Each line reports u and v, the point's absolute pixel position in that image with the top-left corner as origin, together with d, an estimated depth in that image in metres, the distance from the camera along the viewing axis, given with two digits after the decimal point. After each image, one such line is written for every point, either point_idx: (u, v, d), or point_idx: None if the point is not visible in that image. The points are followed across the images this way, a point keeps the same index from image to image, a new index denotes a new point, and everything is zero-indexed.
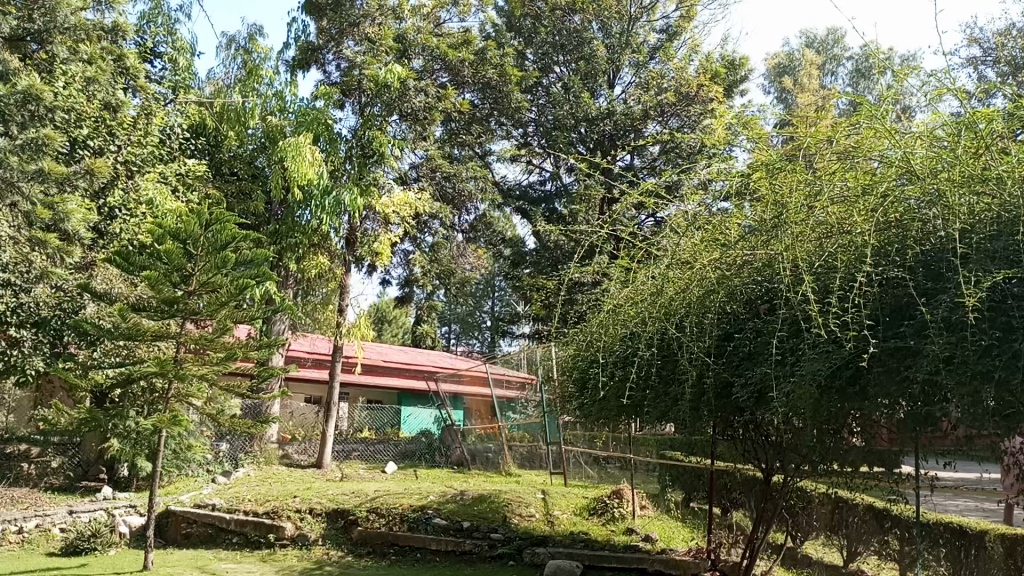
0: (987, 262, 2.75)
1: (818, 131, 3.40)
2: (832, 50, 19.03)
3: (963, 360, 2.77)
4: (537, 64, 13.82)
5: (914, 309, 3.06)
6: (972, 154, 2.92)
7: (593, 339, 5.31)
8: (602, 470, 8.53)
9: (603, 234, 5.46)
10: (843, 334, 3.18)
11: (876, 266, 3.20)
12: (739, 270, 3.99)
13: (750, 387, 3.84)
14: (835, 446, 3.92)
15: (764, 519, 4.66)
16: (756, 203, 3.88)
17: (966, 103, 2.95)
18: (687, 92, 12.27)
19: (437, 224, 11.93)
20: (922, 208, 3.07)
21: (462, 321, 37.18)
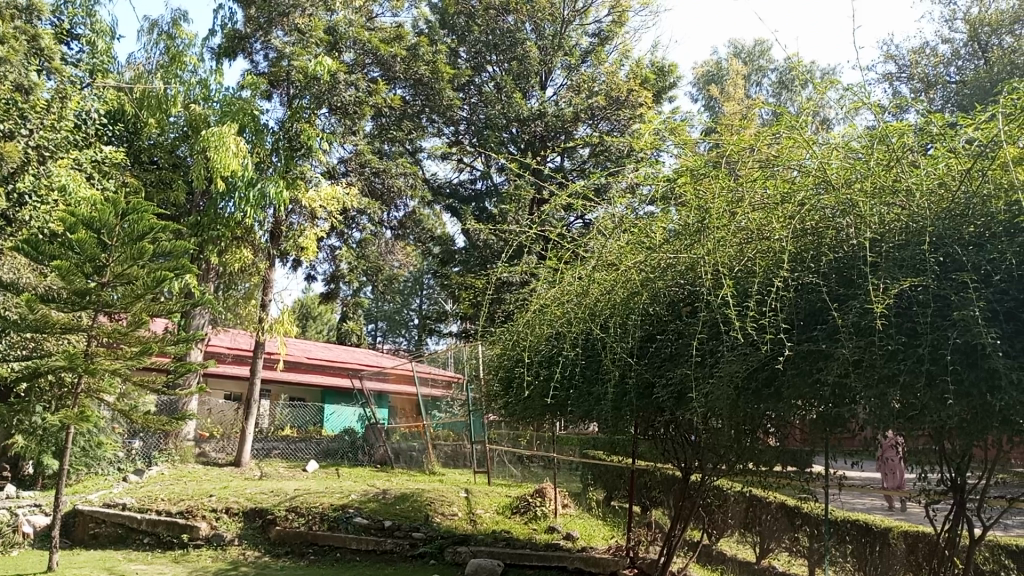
0: (895, 270, 2.86)
1: (741, 139, 3.50)
2: (757, 61, 19.59)
3: (870, 363, 2.87)
4: (470, 63, 13.72)
5: (826, 314, 3.17)
6: (884, 166, 3.05)
7: (519, 339, 5.34)
8: (526, 469, 8.59)
9: (531, 234, 5.49)
10: (760, 337, 3.28)
11: (792, 272, 3.31)
12: (662, 273, 4.06)
13: (670, 387, 3.91)
14: (751, 445, 4.03)
15: (681, 517, 4.75)
16: (681, 207, 3.97)
17: (880, 116, 3.09)
18: (617, 96, 12.51)
19: (365, 220, 11.85)
20: (838, 217, 3.19)
21: (390, 319, 36.88)
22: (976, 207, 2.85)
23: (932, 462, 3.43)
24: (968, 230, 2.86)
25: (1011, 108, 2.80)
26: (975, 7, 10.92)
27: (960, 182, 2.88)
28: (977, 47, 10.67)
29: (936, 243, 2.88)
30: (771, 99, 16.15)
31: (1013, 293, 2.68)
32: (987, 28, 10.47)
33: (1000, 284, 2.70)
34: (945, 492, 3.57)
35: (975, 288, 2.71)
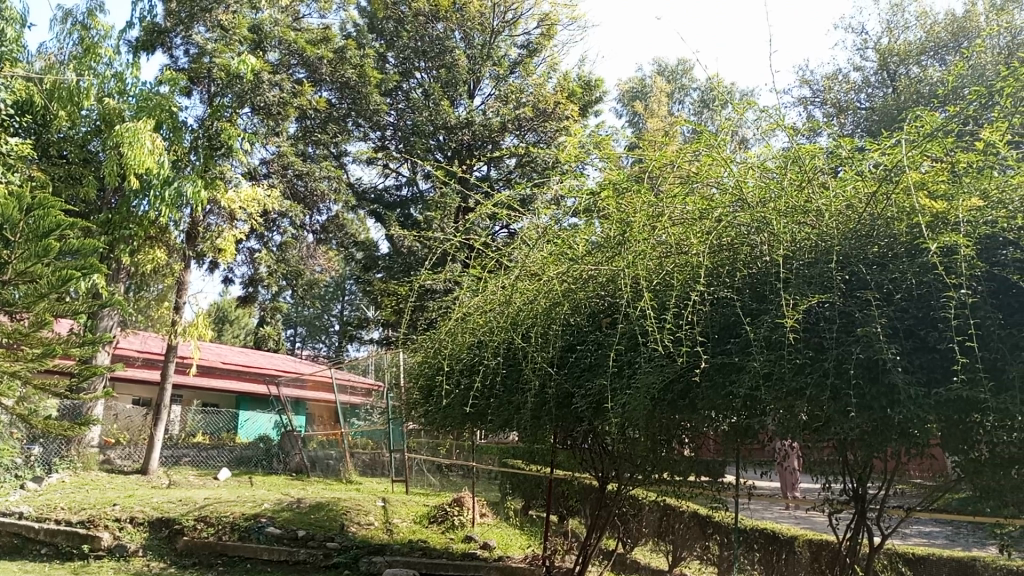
0: (804, 286, 2.97)
1: (662, 154, 3.56)
2: (680, 80, 20.10)
3: (780, 376, 2.97)
4: (398, 68, 13.61)
5: (740, 328, 3.26)
6: (796, 187, 3.17)
7: (440, 347, 5.31)
8: (444, 478, 8.58)
9: (456, 242, 5.48)
10: (676, 349, 3.35)
11: (708, 286, 3.40)
12: (584, 284, 4.12)
13: (589, 398, 3.96)
14: (667, 455, 4.11)
15: (597, 526, 4.81)
16: (603, 220, 4.03)
17: (793, 138, 3.20)
18: (544, 108, 12.61)
19: (286, 223, 11.67)
20: (752, 233, 3.29)
21: (309, 324, 36.24)
22: (880, 228, 2.99)
23: (836, 473, 3.57)
24: (872, 251, 2.99)
25: (914, 135, 2.94)
26: (884, 37, 11.41)
27: (866, 204, 3.01)
28: (886, 76, 11.13)
29: (842, 261, 3.01)
30: (693, 117, 16.55)
31: (912, 311, 2.82)
32: (896, 58, 10.92)
33: (900, 303, 2.84)
34: (847, 502, 3.71)
35: (878, 306, 2.84)
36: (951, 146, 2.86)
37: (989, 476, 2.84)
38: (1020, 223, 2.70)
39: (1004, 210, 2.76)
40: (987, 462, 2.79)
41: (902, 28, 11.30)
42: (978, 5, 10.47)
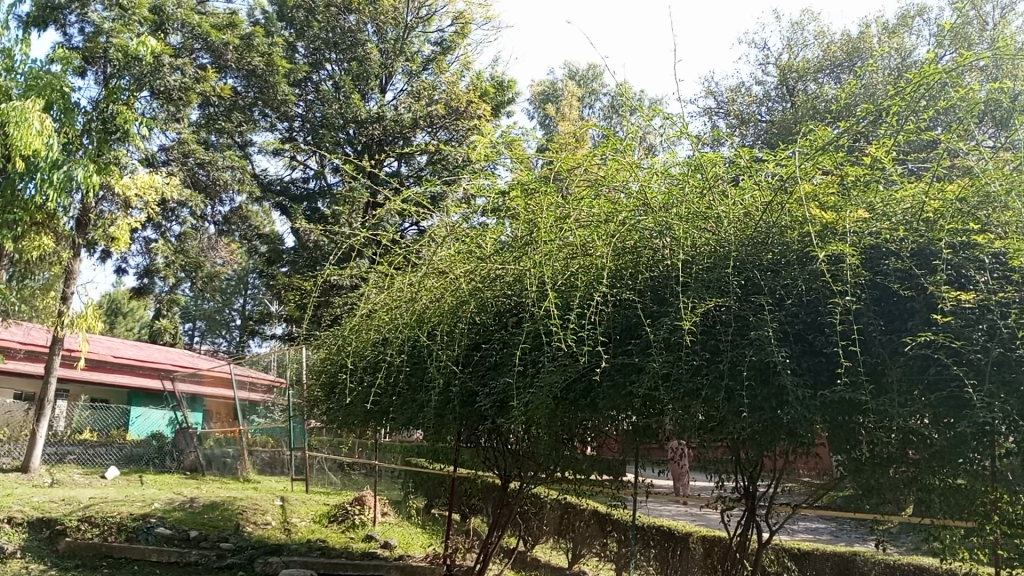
0: (702, 290, 3.07)
1: (570, 156, 3.61)
2: (591, 84, 20.41)
3: (678, 377, 3.05)
4: (308, 59, 13.37)
5: (641, 329, 3.34)
6: (698, 194, 3.27)
7: (344, 344, 5.23)
8: (346, 476, 8.47)
9: (363, 238, 5.39)
10: (579, 348, 3.40)
11: (611, 287, 3.47)
12: (491, 283, 4.13)
13: (493, 396, 3.96)
14: (569, 454, 4.16)
15: (499, 524, 4.84)
16: (512, 220, 4.05)
17: (696, 146, 3.30)
18: (456, 107, 12.56)
19: (186, 212, 11.23)
20: (655, 237, 3.37)
21: (209, 318, 35.08)
22: (775, 236, 3.11)
23: (728, 471, 3.69)
24: (767, 257, 3.10)
25: (808, 148, 3.08)
26: (785, 53, 11.89)
27: (763, 212, 3.12)
28: (785, 90, 11.58)
29: (739, 266, 3.11)
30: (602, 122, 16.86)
31: (802, 315, 2.93)
32: (794, 74, 11.36)
33: (791, 307, 2.96)
34: (738, 499, 3.85)
35: (771, 311, 2.95)
36: (841, 160, 3.01)
37: (869, 475, 2.95)
38: (902, 233, 2.86)
39: (888, 222, 2.92)
40: (868, 461, 2.90)
41: (801, 44, 11.79)
42: (871, 27, 11.03)
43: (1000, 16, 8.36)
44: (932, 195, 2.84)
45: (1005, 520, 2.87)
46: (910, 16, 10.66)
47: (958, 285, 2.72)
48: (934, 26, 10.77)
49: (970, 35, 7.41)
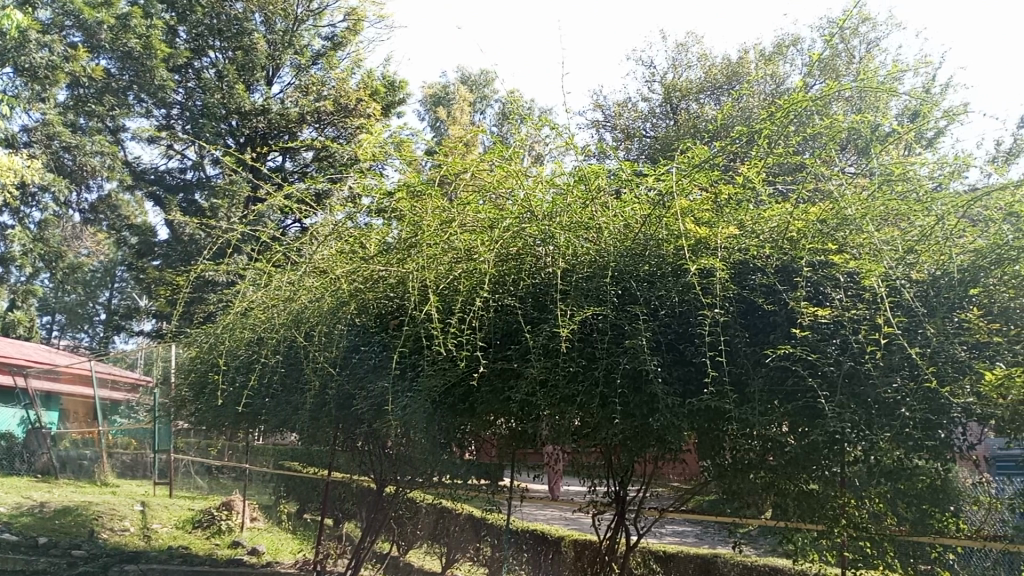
0: (581, 299, 3.14)
1: (457, 161, 3.61)
2: (482, 90, 20.51)
3: (554, 384, 3.11)
4: (190, 45, 12.68)
5: (520, 335, 3.39)
6: (581, 205, 3.33)
7: (216, 342, 5.03)
8: (213, 480, 8.19)
9: (240, 233, 5.19)
10: (459, 353, 3.41)
11: (493, 293, 3.48)
12: (373, 285, 4.07)
13: (370, 400, 3.90)
14: (447, 459, 4.15)
15: (372, 529, 4.80)
16: (398, 222, 4.00)
17: (581, 158, 3.36)
18: (345, 104, 12.23)
19: (47, 199, 10.60)
20: (537, 245, 3.40)
21: (69, 312, 32.99)
22: (652, 249, 3.20)
23: (601, 476, 3.75)
24: (644, 268, 3.18)
25: (685, 165, 3.19)
26: (670, 72, 12.25)
27: (641, 225, 3.20)
28: (669, 108, 11.96)
29: (617, 277, 3.19)
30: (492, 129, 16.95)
31: (673, 326, 3.03)
32: (677, 94, 11.74)
33: (665, 318, 3.05)
34: (609, 503, 3.94)
35: (645, 320, 3.03)
36: (716, 178, 3.13)
37: (731, 480, 3.06)
38: (767, 251, 2.99)
39: (755, 240, 3.04)
40: (730, 467, 3.03)
41: (685, 65, 12.16)
42: (749, 53, 11.56)
43: (864, 50, 8.92)
44: (797, 216, 2.98)
45: (850, 523, 2.91)
46: (785, 45, 11.24)
47: (817, 301, 2.87)
48: (806, 56, 11.39)
49: (837, 66, 7.86)
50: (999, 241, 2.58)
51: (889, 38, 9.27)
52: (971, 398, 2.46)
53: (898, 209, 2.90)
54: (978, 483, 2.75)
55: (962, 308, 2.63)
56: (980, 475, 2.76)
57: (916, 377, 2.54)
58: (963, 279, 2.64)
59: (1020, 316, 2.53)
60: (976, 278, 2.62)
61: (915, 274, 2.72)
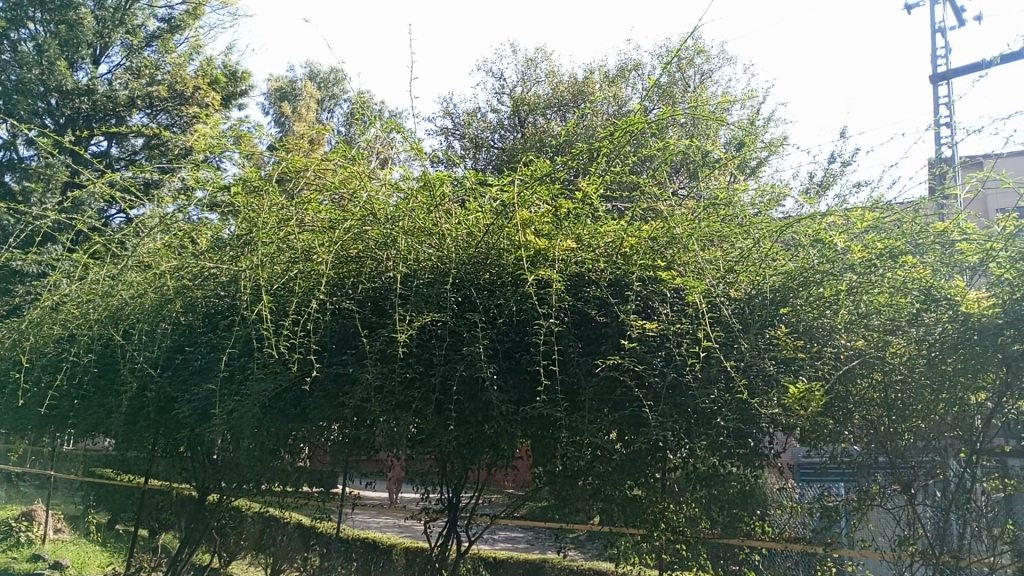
0: (420, 305, 3.13)
1: (298, 158, 3.49)
2: (331, 89, 20.03)
3: (390, 390, 3.09)
4: (5, 13, 11.16)
5: (358, 340, 3.33)
6: (425, 210, 3.31)
7: (21, 338, 4.61)
8: (10, 489, 7.49)
9: (53, 221, 4.76)
10: (291, 356, 3.30)
11: (330, 296, 3.40)
12: (202, 282, 3.86)
13: (193, 403, 3.68)
14: (277, 466, 4.00)
15: (192, 539, 4.62)
16: (234, 218, 3.82)
17: (426, 163, 3.34)
18: (181, 91, 11.74)
19: None
20: (378, 248, 3.36)
21: None
22: (493, 257, 3.21)
23: (435, 483, 3.74)
24: (484, 277, 3.21)
25: (529, 177, 3.25)
26: (519, 86, 12.46)
27: (483, 234, 3.22)
28: (517, 121, 12.16)
29: (457, 284, 3.20)
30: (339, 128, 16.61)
31: (511, 335, 3.08)
32: (526, 107, 11.98)
33: (503, 327, 3.09)
34: (441, 510, 3.95)
35: (483, 328, 3.06)
36: (556, 192, 3.21)
37: (560, 486, 3.13)
38: (602, 265, 3.09)
39: (591, 253, 3.12)
40: (560, 474, 3.08)
41: (534, 80, 12.40)
42: (594, 73, 11.97)
43: (697, 81, 9.48)
44: (630, 233, 3.08)
45: (669, 527, 3.00)
46: (628, 69, 11.75)
47: (645, 315, 2.99)
48: (646, 81, 11.93)
49: (673, 93, 8.27)
50: (806, 265, 2.80)
51: (720, 71, 9.90)
52: (776, 409, 2.61)
53: (721, 231, 3.05)
54: (784, 489, 3.01)
55: (772, 325, 2.80)
56: (787, 482, 3.02)
57: (731, 389, 2.70)
58: (774, 299, 2.84)
59: (822, 335, 2.75)
60: (786, 299, 2.82)
61: (733, 292, 2.88)
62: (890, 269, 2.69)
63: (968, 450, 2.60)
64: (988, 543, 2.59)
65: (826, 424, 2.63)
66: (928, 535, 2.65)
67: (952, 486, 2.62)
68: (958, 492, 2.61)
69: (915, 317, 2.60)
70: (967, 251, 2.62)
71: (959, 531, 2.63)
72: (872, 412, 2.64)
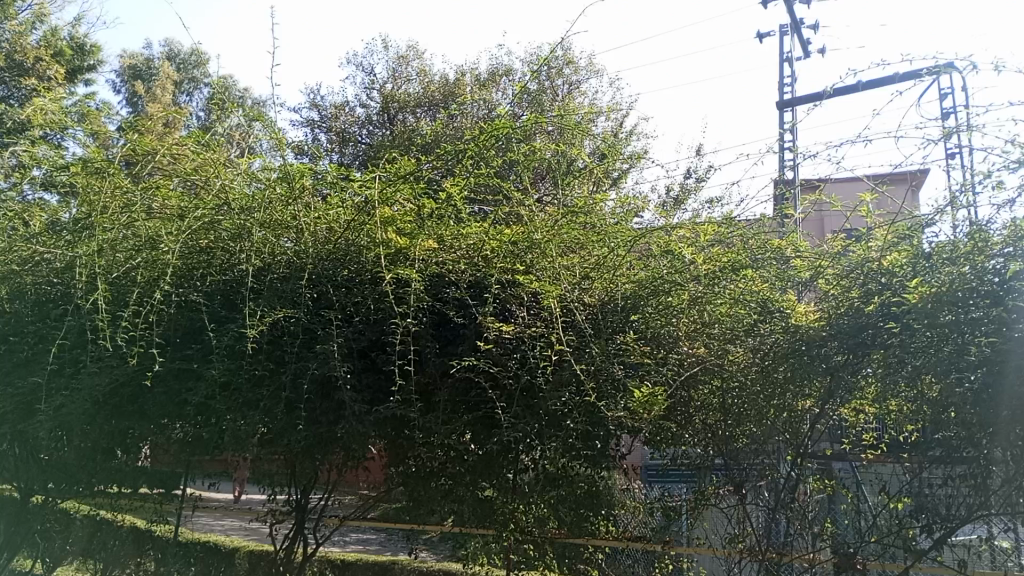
0: (274, 300, 3.01)
1: (146, 140, 3.25)
2: (191, 71, 19.13)
3: (236, 387, 2.97)
4: None
5: (205, 335, 3.18)
6: (283, 203, 3.15)
7: None
8: None
9: None
10: (129, 350, 3.11)
11: (175, 288, 3.21)
12: (35, 268, 3.56)
13: (16, 398, 3.42)
14: (112, 467, 3.76)
15: (13, 543, 4.30)
16: (75, 201, 3.54)
17: (286, 154, 3.20)
18: (21, 62, 10.65)
19: None
20: (231, 240, 3.20)
21: None
22: (353, 254, 3.13)
23: (282, 485, 3.63)
24: (343, 274, 3.12)
25: (391, 174, 3.17)
26: (389, 82, 12.29)
27: (343, 230, 3.12)
28: (385, 118, 12.05)
29: (312, 280, 3.11)
30: (198, 111, 15.89)
31: (367, 333, 3.01)
32: (395, 105, 11.89)
33: (359, 325, 3.02)
34: (287, 513, 3.82)
35: (339, 326, 3.00)
36: (420, 191, 3.14)
37: (413, 487, 3.13)
38: (462, 266, 3.06)
39: (451, 254, 3.08)
40: (412, 475, 3.09)
41: (404, 78, 12.26)
42: (466, 74, 12.01)
43: (565, 90, 9.65)
44: (491, 236, 3.06)
45: (518, 528, 3.03)
46: (498, 74, 11.86)
47: (503, 317, 3.01)
48: (516, 87, 12.07)
49: (541, 101, 8.40)
50: (656, 274, 2.89)
51: (588, 83, 10.16)
52: (622, 412, 2.71)
53: (578, 238, 3.07)
54: (630, 488, 3.10)
55: (623, 331, 2.89)
56: (632, 482, 3.12)
57: (581, 392, 2.75)
58: (626, 305, 2.92)
59: (667, 342, 2.86)
60: (637, 306, 2.91)
61: (586, 299, 2.94)
62: (732, 281, 2.81)
63: (794, 453, 2.70)
64: (810, 541, 2.71)
65: (669, 427, 2.81)
66: (757, 533, 2.77)
67: (780, 487, 2.73)
68: (785, 493, 2.72)
69: (753, 327, 2.72)
70: (800, 267, 2.77)
71: (785, 530, 2.74)
72: (711, 416, 2.80)
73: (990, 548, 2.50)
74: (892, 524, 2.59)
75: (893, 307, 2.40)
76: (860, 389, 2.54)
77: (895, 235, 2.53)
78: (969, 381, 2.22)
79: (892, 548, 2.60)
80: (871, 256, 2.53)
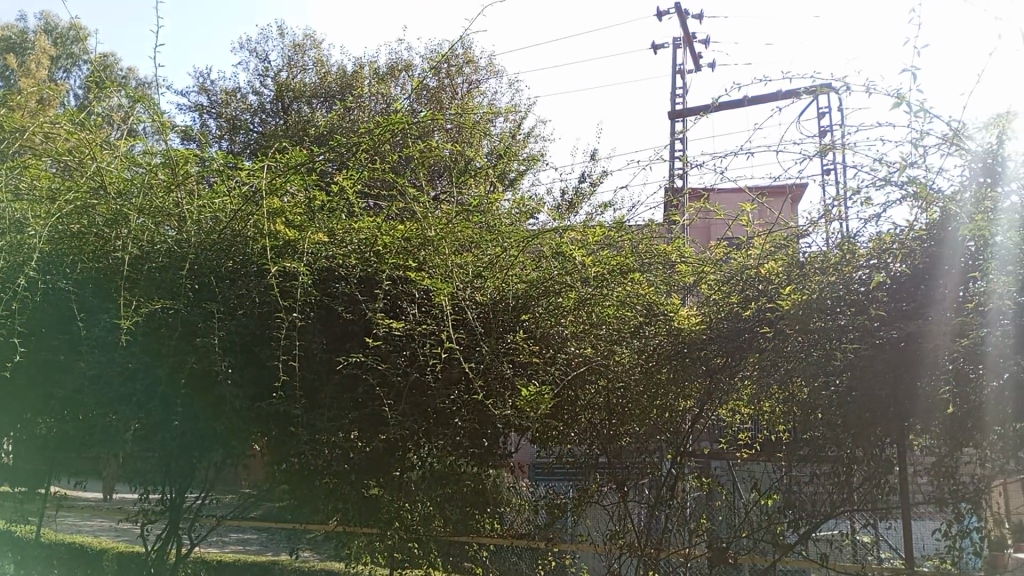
0: (151, 290, 2.87)
1: (15, 116, 3.05)
2: (70, 47, 18.02)
3: (108, 380, 2.82)
4: None
5: (73, 325, 2.96)
6: (165, 189, 3.01)
7: None
8: None
9: None
10: None
11: (42, 275, 2.97)
12: None
13: None
14: None
15: None
16: None
17: (168, 138, 3.06)
18: None
19: None
20: (106, 226, 3.00)
21: None
22: (237, 246, 2.95)
23: (156, 483, 3.47)
24: (226, 265, 2.93)
25: (279, 165, 3.08)
26: (284, 70, 11.95)
27: (228, 220, 2.94)
28: (279, 107, 11.71)
29: (194, 271, 2.90)
30: (76, 90, 14.99)
31: (252, 328, 2.85)
32: (290, 94, 11.56)
33: (243, 318, 2.86)
34: (161, 513, 3.65)
35: (220, 319, 2.83)
36: (309, 182, 3.03)
37: (296, 486, 3.04)
38: (353, 261, 2.96)
39: (342, 249, 2.97)
40: (295, 473, 3.00)
41: (300, 67, 11.94)
42: (364, 67, 11.79)
43: (465, 88, 9.63)
44: (383, 231, 2.97)
45: (403, 525, 3.01)
46: (397, 69, 11.70)
47: (393, 314, 2.95)
48: (415, 82, 11.94)
49: (439, 98, 8.35)
50: (547, 274, 2.88)
51: (487, 83, 10.16)
52: (509, 410, 2.72)
53: (473, 237, 3.01)
54: (517, 486, 3.09)
55: (513, 330, 2.89)
56: (521, 480, 3.12)
57: (470, 390, 2.78)
58: (517, 304, 2.91)
59: (556, 341, 2.87)
60: (527, 306, 2.90)
61: (478, 297, 2.89)
62: (620, 284, 2.82)
63: (675, 452, 2.82)
64: (686, 536, 2.82)
65: (555, 426, 2.87)
66: (637, 529, 2.86)
67: (660, 484, 2.84)
68: (663, 489, 2.83)
69: (637, 330, 2.80)
70: (684, 272, 2.84)
71: (663, 526, 2.84)
72: (596, 415, 2.87)
73: (851, 543, 2.60)
74: (762, 520, 2.69)
75: (767, 313, 2.51)
76: (737, 390, 2.65)
77: (771, 244, 2.58)
78: (835, 384, 2.34)
79: (762, 542, 2.69)
80: (749, 264, 2.61)
